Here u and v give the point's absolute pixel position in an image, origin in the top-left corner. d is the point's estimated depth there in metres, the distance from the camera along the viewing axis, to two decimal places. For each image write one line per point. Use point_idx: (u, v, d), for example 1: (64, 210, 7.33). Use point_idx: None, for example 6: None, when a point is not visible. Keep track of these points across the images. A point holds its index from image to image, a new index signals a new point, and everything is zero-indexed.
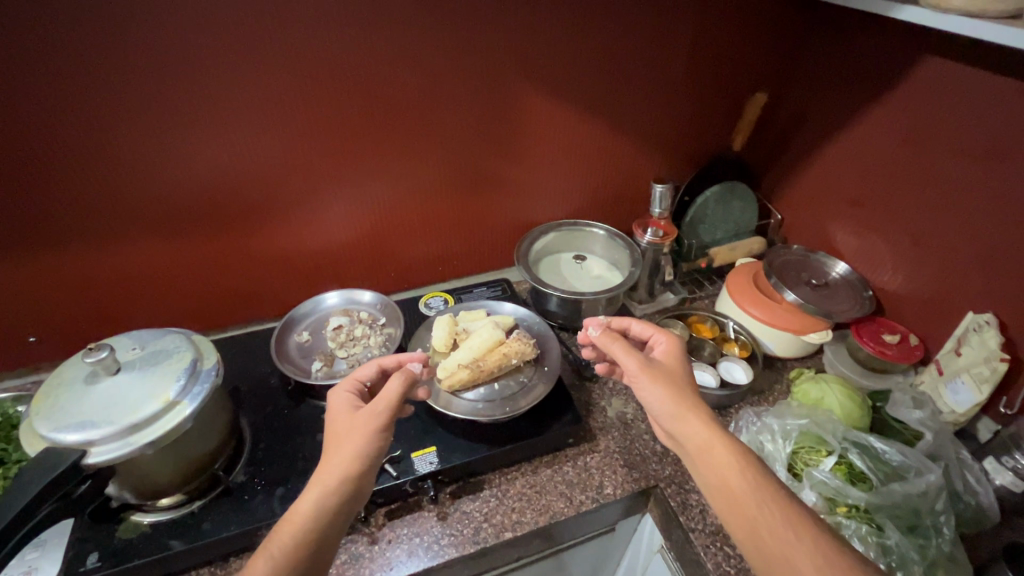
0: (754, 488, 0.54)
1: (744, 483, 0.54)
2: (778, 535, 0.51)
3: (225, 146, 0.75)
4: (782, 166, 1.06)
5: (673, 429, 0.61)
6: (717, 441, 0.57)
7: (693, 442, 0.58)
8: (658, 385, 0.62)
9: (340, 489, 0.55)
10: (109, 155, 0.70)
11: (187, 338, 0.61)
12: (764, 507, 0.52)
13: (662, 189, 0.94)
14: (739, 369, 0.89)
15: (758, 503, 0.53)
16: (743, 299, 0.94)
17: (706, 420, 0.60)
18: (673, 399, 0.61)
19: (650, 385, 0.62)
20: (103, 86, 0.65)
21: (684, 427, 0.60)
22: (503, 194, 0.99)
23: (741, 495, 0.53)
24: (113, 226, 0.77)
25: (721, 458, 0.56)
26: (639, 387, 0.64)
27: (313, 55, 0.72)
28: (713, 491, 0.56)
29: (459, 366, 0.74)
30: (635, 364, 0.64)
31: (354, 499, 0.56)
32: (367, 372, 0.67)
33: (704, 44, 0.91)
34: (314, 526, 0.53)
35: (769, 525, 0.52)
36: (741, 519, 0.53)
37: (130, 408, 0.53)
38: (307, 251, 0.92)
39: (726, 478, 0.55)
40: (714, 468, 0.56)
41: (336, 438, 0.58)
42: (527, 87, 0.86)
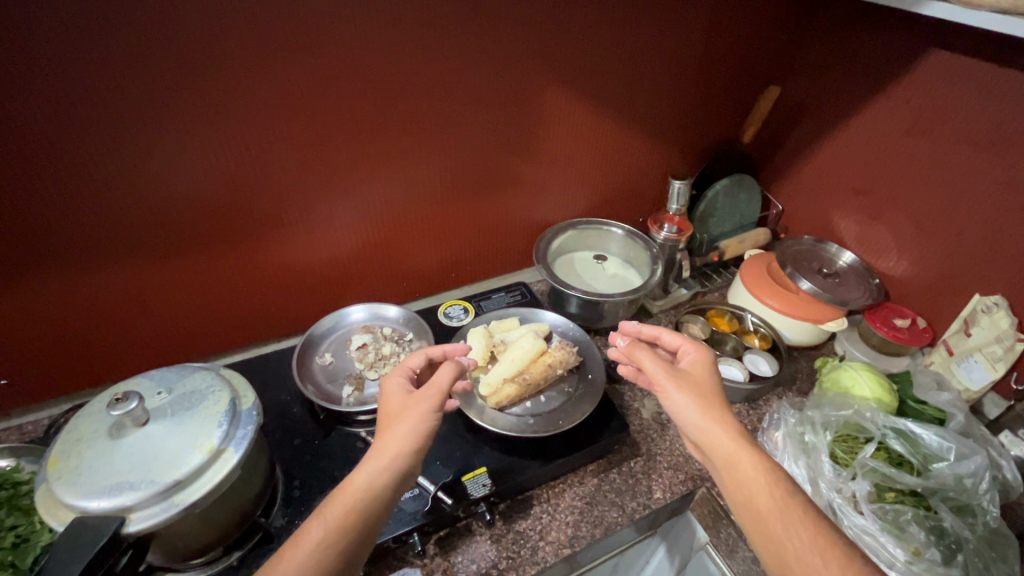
0: (780, 506, 0.51)
1: (772, 500, 0.52)
2: (805, 556, 0.48)
3: (220, 151, 0.67)
4: (783, 156, 1.08)
5: (700, 442, 0.58)
6: (744, 453, 0.54)
7: (718, 456, 0.56)
8: (685, 395, 0.59)
9: (390, 470, 0.53)
10: (86, 167, 0.61)
11: (217, 375, 0.54)
12: (789, 528, 0.50)
13: (680, 185, 0.95)
14: (764, 361, 0.90)
15: (785, 522, 0.50)
16: (759, 289, 0.95)
17: (731, 432, 0.56)
18: (700, 409, 0.58)
19: (675, 392, 0.60)
20: (80, 89, 0.57)
21: (710, 438, 0.57)
22: (517, 195, 0.95)
23: (766, 512, 0.51)
24: (92, 247, 0.67)
25: (748, 472, 0.54)
26: (663, 396, 0.61)
27: (319, 48, 0.65)
28: (738, 502, 0.54)
29: (504, 381, 0.70)
30: (662, 371, 0.61)
31: (403, 483, 0.54)
32: (418, 360, 0.64)
33: (712, 36, 0.90)
34: (367, 507, 0.51)
35: (796, 547, 0.49)
36: (768, 539, 0.51)
37: (171, 464, 0.46)
38: (314, 263, 0.85)
39: (753, 493, 0.52)
40: (741, 481, 0.54)
41: (392, 416, 0.56)
42: (541, 82, 0.82)
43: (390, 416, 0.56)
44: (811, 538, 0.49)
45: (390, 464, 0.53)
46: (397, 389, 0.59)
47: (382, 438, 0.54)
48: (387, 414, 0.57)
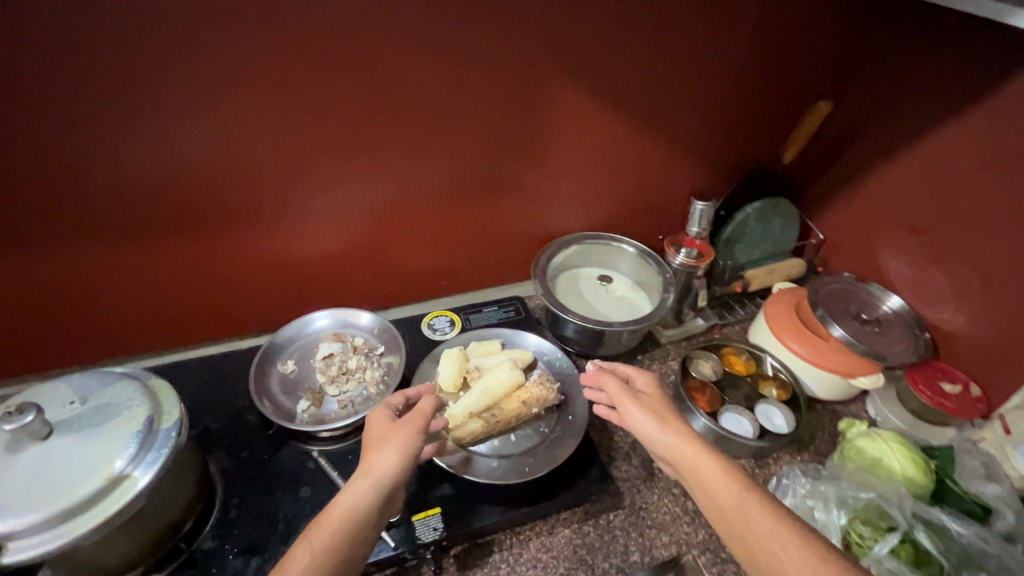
0: (740, 500, 0.49)
1: (731, 496, 0.49)
2: (770, 545, 0.45)
3: (185, 137, 0.62)
4: (830, 181, 0.95)
5: (663, 455, 0.55)
6: (700, 453, 0.52)
7: (678, 464, 0.54)
8: (639, 408, 0.58)
9: (374, 491, 0.49)
10: (39, 144, 0.57)
11: (140, 387, 0.49)
12: (751, 519, 0.47)
13: (702, 208, 0.84)
14: (778, 415, 0.79)
15: (746, 515, 0.47)
16: (784, 331, 0.83)
17: (683, 434, 0.55)
18: (656, 419, 0.57)
19: (630, 408, 0.58)
20: (29, 62, 0.52)
21: (670, 449, 0.55)
22: (520, 202, 0.87)
23: (727, 508, 0.49)
24: (50, 229, 0.64)
25: (707, 470, 0.51)
26: (627, 419, 0.59)
27: (294, 28, 0.58)
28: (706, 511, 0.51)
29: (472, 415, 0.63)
30: (616, 389, 0.60)
31: (386, 508, 0.50)
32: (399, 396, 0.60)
33: (758, 39, 0.78)
34: (352, 528, 0.47)
35: (761, 537, 0.46)
36: (741, 543, 0.47)
37: (62, 489, 0.42)
38: (293, 260, 0.80)
39: (713, 493, 0.50)
40: (700, 484, 0.51)
41: (377, 439, 0.52)
42: (551, 81, 0.73)
43: (372, 439, 0.53)
44: (774, 524, 0.46)
45: (377, 485, 0.49)
46: (382, 413, 0.55)
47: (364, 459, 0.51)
48: (370, 438, 0.53)
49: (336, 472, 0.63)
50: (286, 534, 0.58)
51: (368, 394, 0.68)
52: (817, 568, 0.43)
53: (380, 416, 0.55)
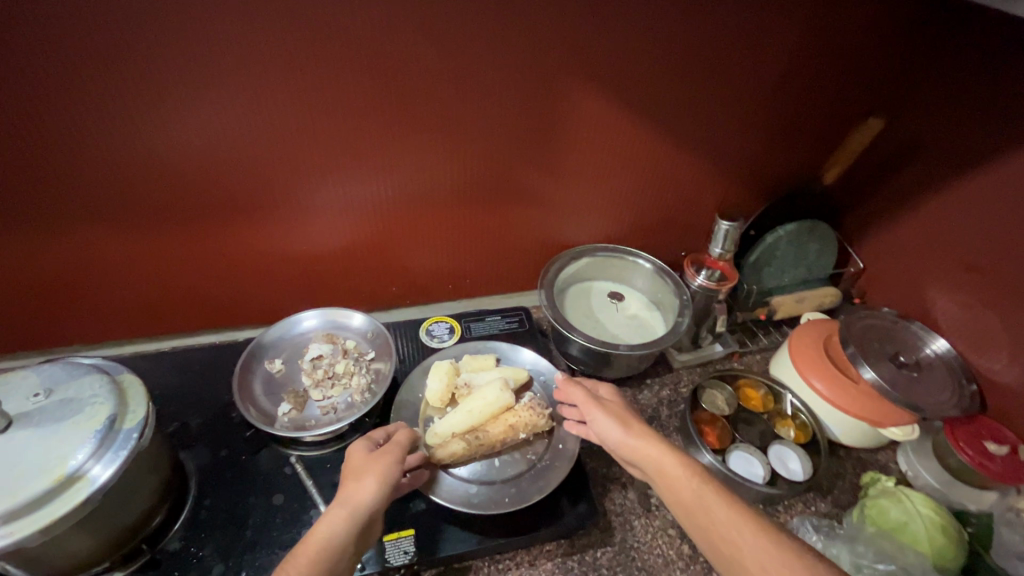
0: (700, 493, 0.49)
1: (689, 490, 0.50)
2: (730, 532, 0.46)
3: (180, 127, 0.60)
4: (876, 206, 0.86)
5: (630, 459, 0.56)
6: (664, 452, 0.53)
7: (641, 465, 0.54)
8: (605, 414, 0.59)
9: (351, 521, 0.47)
10: (32, 126, 0.56)
11: (108, 383, 0.48)
12: (712, 509, 0.48)
13: (727, 228, 0.77)
14: (795, 459, 0.73)
15: (707, 507, 0.48)
16: (807, 367, 0.76)
17: (643, 435, 0.56)
18: (621, 422, 0.58)
19: (597, 414, 0.59)
20: (17, 42, 0.51)
21: (633, 452, 0.55)
22: (532, 210, 0.82)
23: (691, 502, 0.49)
24: (47, 213, 0.63)
25: (670, 467, 0.52)
26: (594, 428, 0.60)
27: (290, 15, 0.55)
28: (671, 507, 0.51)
29: (457, 435, 0.61)
30: (582, 398, 0.61)
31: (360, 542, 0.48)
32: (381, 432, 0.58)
33: (803, 45, 0.71)
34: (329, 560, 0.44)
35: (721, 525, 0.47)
36: (708, 536, 0.47)
37: (9, 487, 0.40)
38: (293, 255, 0.78)
39: (674, 488, 0.51)
40: (662, 482, 0.52)
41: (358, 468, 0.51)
42: (568, 82, 0.68)
43: (349, 470, 0.51)
44: (734, 512, 0.47)
45: (355, 516, 0.47)
46: (358, 446, 0.54)
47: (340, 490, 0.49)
48: (346, 470, 0.52)
49: (312, 482, 0.61)
50: (251, 543, 0.56)
51: (351, 401, 0.66)
52: (773, 551, 0.43)
53: (358, 448, 0.54)
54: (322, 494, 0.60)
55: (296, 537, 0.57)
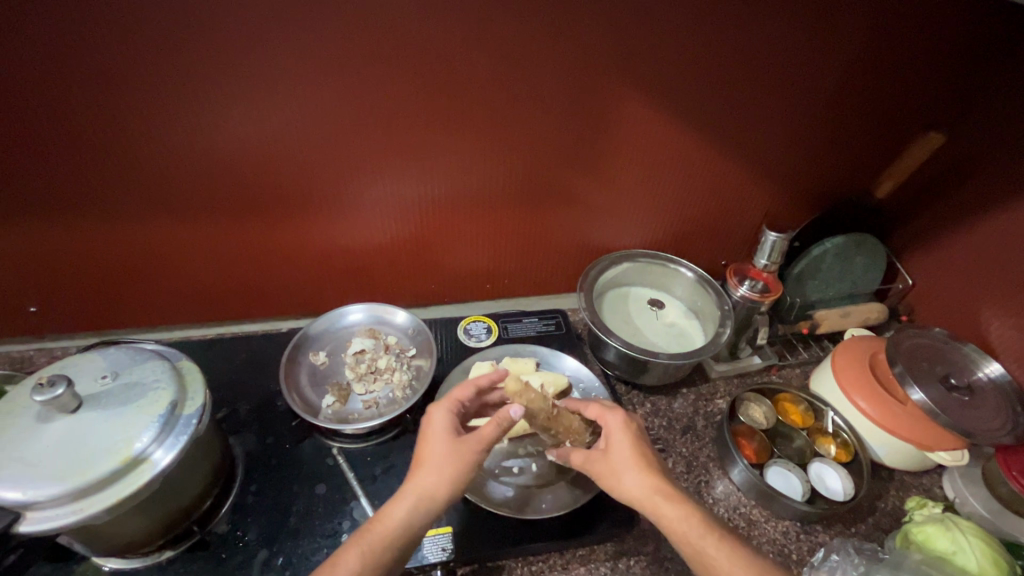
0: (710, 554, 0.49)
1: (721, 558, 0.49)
2: None
3: (239, 122, 0.62)
4: (930, 222, 0.84)
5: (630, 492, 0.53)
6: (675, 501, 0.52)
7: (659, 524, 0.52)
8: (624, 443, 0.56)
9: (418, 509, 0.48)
10: (100, 117, 0.58)
11: (169, 369, 0.49)
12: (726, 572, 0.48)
13: (774, 240, 0.76)
14: (834, 477, 0.71)
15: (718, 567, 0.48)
16: (851, 385, 0.74)
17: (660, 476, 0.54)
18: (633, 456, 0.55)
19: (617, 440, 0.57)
20: (94, 36, 0.52)
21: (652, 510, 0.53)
22: (574, 213, 0.82)
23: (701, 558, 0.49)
24: (111, 200, 0.66)
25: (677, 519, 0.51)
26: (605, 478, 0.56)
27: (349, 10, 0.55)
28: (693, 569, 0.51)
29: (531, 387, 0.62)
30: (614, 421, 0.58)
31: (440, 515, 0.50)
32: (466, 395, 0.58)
33: (865, 53, 0.69)
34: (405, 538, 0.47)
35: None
36: None
37: (81, 465, 0.42)
38: (338, 250, 0.79)
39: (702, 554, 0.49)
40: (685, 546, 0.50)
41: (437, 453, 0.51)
42: (620, 85, 0.67)
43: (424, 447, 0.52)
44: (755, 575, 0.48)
45: (427, 504, 0.48)
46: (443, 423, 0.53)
47: (416, 475, 0.49)
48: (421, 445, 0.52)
49: (353, 474, 0.62)
50: (296, 530, 0.57)
51: (392, 397, 0.67)
52: None
53: (437, 424, 0.53)
54: (362, 486, 0.61)
55: (337, 527, 0.58)
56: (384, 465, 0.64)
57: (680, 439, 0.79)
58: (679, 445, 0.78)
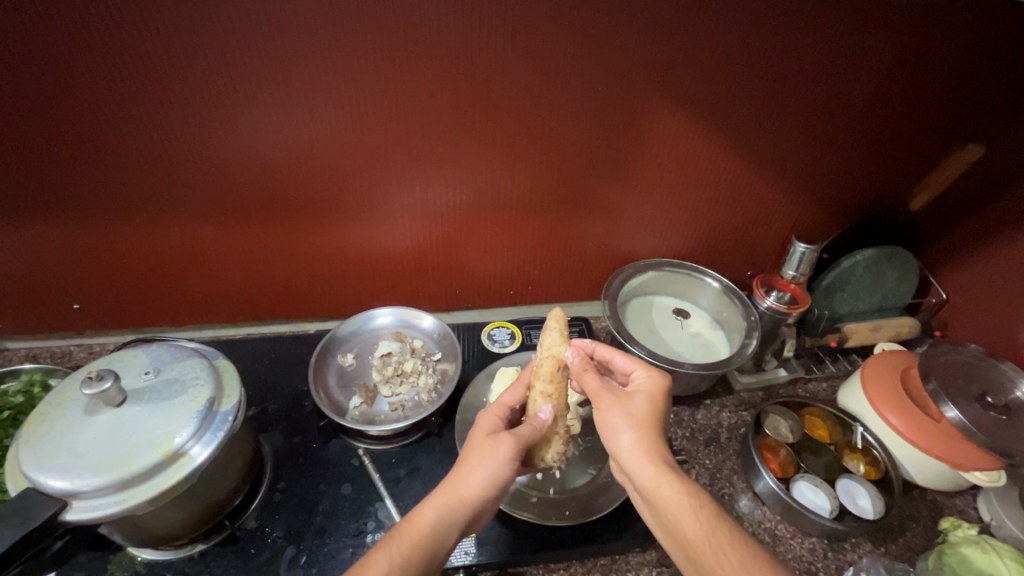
0: (704, 530, 0.46)
1: (698, 527, 0.46)
2: None
3: (276, 130, 0.63)
4: (965, 236, 0.82)
5: (626, 461, 0.52)
6: (666, 477, 0.49)
7: (641, 481, 0.51)
8: (612, 411, 0.55)
9: (456, 513, 0.48)
10: (144, 125, 0.60)
11: (207, 367, 0.51)
12: (718, 554, 0.44)
13: (804, 250, 0.75)
14: (866, 496, 0.69)
15: (710, 545, 0.45)
16: (882, 402, 0.73)
17: (651, 448, 0.52)
18: (627, 422, 0.54)
19: (603, 410, 0.55)
20: (143, 47, 0.54)
21: (638, 467, 0.51)
22: (599, 221, 0.82)
23: (691, 538, 0.46)
24: (151, 203, 0.68)
25: (669, 494, 0.49)
26: (601, 421, 0.55)
27: (388, 19, 0.56)
28: (668, 534, 0.49)
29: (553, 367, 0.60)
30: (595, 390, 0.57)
31: (471, 522, 0.50)
32: (514, 398, 0.61)
33: (899, 64, 0.68)
34: (436, 538, 0.47)
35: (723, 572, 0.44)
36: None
37: (125, 457, 0.44)
38: (368, 255, 0.80)
39: (679, 520, 0.47)
40: (665, 507, 0.48)
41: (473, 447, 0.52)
42: (648, 96, 0.67)
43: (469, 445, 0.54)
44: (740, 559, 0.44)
45: (463, 510, 0.48)
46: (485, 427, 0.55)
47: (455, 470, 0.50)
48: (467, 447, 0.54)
49: (378, 476, 0.63)
50: (322, 529, 0.58)
51: (418, 400, 0.69)
52: None
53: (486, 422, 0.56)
54: (387, 488, 0.62)
55: (362, 527, 0.59)
56: (408, 467, 0.65)
57: (703, 451, 0.78)
58: (701, 457, 0.77)
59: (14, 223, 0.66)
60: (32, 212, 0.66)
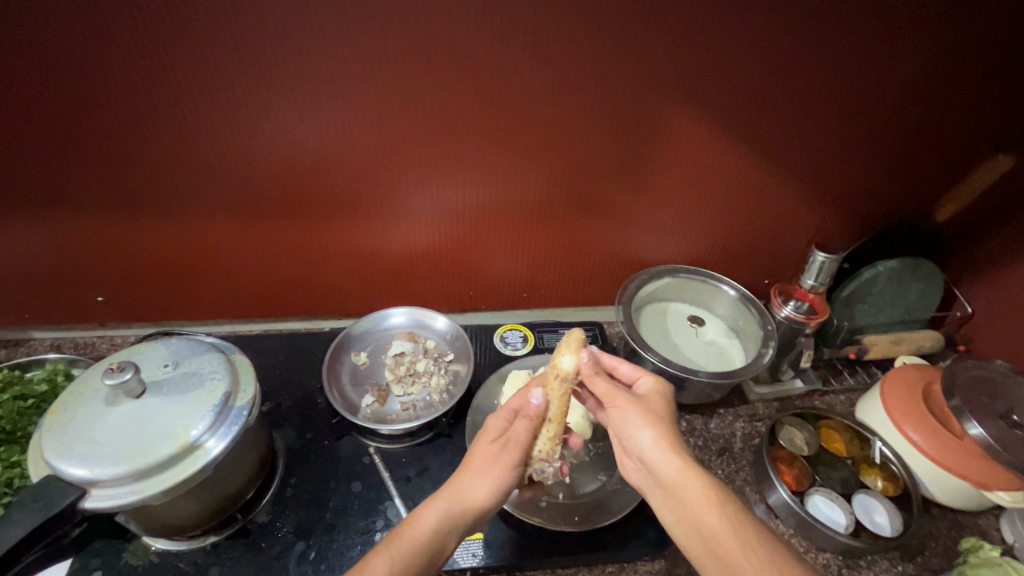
0: (732, 524, 0.46)
1: (726, 524, 0.46)
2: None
3: (297, 131, 0.64)
4: (993, 249, 0.80)
5: (648, 456, 0.52)
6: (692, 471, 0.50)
7: (667, 476, 0.50)
8: (633, 408, 0.55)
9: (455, 516, 0.49)
10: (170, 123, 0.62)
11: (224, 361, 0.52)
12: (747, 548, 0.45)
13: (823, 260, 0.73)
14: (881, 512, 0.68)
15: (739, 539, 0.45)
16: (901, 415, 0.71)
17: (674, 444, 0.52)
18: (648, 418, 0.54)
19: (624, 407, 0.55)
20: (172, 47, 0.56)
21: (662, 463, 0.51)
22: (615, 226, 0.82)
23: (719, 532, 0.46)
24: (174, 199, 0.69)
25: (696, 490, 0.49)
26: (618, 419, 0.55)
27: (410, 22, 0.57)
28: (690, 531, 0.48)
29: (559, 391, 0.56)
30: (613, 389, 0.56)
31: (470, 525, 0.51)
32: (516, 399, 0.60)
33: (928, 71, 0.66)
34: (435, 541, 0.48)
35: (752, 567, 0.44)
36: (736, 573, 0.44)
37: (143, 448, 0.45)
38: (384, 255, 0.81)
39: (706, 515, 0.47)
40: (691, 501, 0.48)
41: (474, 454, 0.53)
42: (668, 101, 0.67)
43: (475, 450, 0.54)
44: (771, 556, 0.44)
45: (461, 517, 0.49)
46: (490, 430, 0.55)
47: (457, 476, 0.51)
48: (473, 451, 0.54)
49: (389, 475, 0.63)
50: (332, 526, 0.59)
51: (429, 400, 0.70)
52: None
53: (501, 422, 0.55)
54: (397, 487, 0.63)
55: (371, 525, 0.59)
56: (418, 467, 0.65)
57: (715, 460, 0.77)
58: (713, 467, 0.76)
59: (44, 216, 0.68)
60: (61, 205, 0.68)
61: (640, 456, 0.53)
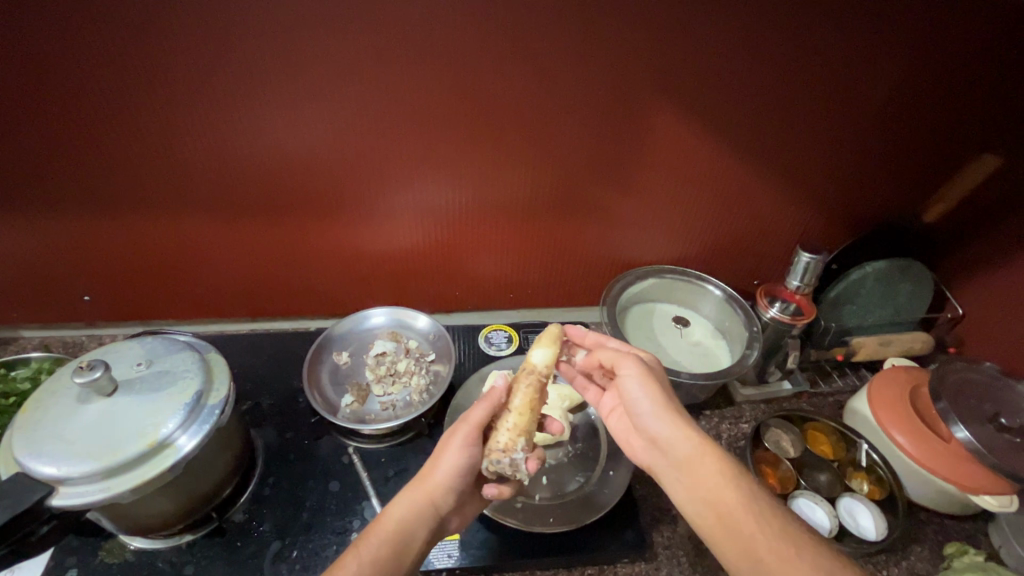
0: (745, 497, 0.46)
1: (740, 495, 0.46)
2: (775, 544, 0.43)
3: (276, 131, 0.65)
4: (982, 250, 0.79)
5: (660, 429, 0.51)
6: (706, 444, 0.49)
7: (680, 450, 0.49)
8: (646, 381, 0.54)
9: (424, 514, 0.49)
10: (150, 124, 0.62)
11: (198, 360, 0.52)
12: (762, 518, 0.45)
13: (808, 261, 0.72)
14: (867, 515, 0.67)
15: (751, 512, 0.45)
16: (886, 417, 0.70)
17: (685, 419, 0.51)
18: (661, 391, 0.53)
19: (638, 379, 0.54)
20: (148, 49, 0.56)
21: (675, 436, 0.50)
22: (600, 227, 0.81)
23: (734, 505, 0.46)
24: (157, 200, 0.70)
25: (709, 463, 0.48)
26: (629, 392, 0.54)
27: (384, 24, 0.57)
28: (702, 506, 0.47)
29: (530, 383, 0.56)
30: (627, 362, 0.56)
31: (439, 523, 0.50)
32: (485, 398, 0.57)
33: (911, 70, 0.66)
34: (404, 537, 0.47)
35: (767, 538, 0.44)
36: (752, 543, 0.44)
37: (113, 446, 0.45)
38: (368, 255, 0.81)
39: (719, 487, 0.47)
40: (706, 474, 0.48)
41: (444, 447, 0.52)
42: (647, 101, 0.67)
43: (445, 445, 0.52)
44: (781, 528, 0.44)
45: (429, 514, 0.49)
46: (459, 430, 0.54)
47: (425, 473, 0.50)
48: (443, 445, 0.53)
49: (367, 475, 0.63)
50: (308, 525, 0.59)
51: (410, 400, 0.70)
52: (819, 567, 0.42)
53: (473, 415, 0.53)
54: (375, 487, 0.63)
55: (348, 525, 0.59)
56: (396, 467, 0.65)
57: None
58: None
59: (29, 216, 0.69)
60: (46, 206, 0.68)
61: (651, 431, 0.52)
